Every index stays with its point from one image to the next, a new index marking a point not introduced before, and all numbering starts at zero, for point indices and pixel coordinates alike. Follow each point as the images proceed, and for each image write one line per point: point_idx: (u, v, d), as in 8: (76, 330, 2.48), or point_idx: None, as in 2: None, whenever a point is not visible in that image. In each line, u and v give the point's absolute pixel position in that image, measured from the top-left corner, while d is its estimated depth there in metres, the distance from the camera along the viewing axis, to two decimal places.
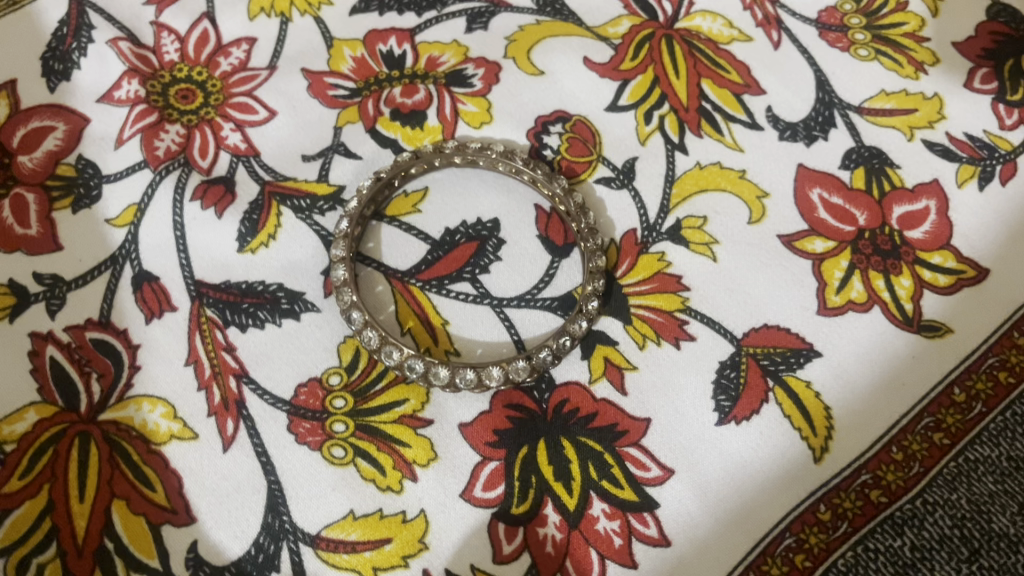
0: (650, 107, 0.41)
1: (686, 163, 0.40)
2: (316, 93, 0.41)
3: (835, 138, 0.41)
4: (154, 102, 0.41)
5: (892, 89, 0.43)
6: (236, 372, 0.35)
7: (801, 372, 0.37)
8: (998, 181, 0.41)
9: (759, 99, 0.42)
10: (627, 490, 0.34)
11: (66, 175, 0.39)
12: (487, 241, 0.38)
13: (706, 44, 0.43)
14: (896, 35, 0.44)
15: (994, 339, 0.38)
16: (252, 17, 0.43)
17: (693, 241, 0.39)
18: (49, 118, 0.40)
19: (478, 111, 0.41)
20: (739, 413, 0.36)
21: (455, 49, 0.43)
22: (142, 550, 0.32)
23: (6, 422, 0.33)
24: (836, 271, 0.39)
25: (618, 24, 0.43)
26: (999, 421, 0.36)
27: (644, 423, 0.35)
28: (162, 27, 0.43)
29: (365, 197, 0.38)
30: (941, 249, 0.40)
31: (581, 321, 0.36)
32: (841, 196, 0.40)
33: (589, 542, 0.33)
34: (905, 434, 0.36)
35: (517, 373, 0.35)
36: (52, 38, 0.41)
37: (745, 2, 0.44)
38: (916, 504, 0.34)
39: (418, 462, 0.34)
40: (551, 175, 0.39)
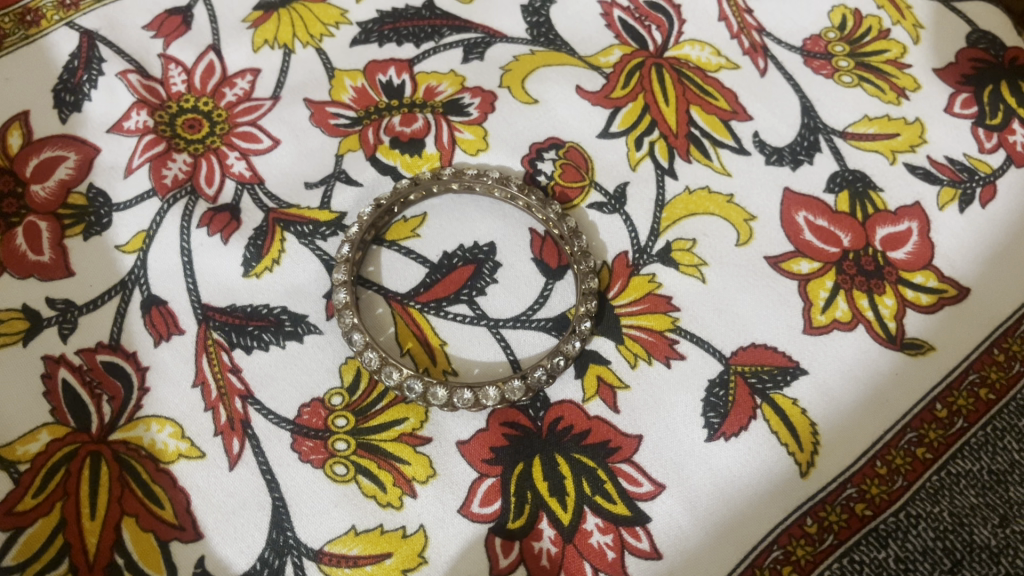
0: (641, 133, 0.43)
1: (675, 188, 0.42)
2: (318, 122, 0.43)
3: (820, 162, 0.43)
4: (162, 132, 0.42)
5: (875, 114, 0.44)
6: (242, 393, 0.36)
7: (787, 389, 0.38)
8: (978, 203, 0.42)
9: (746, 124, 0.43)
10: (619, 505, 0.35)
11: (78, 203, 0.40)
12: (483, 264, 0.40)
13: (694, 72, 0.45)
14: (878, 62, 0.46)
15: (974, 356, 0.39)
16: (256, 49, 0.45)
17: (682, 263, 0.40)
18: (61, 148, 0.41)
19: (474, 138, 0.42)
20: (728, 429, 0.37)
21: (452, 79, 0.44)
22: (151, 565, 0.33)
23: (20, 442, 0.35)
24: (821, 291, 0.40)
25: (609, 54, 0.45)
26: (980, 436, 0.37)
27: (635, 440, 0.37)
28: (169, 59, 0.44)
29: (366, 223, 0.39)
30: (923, 268, 0.41)
31: (575, 340, 0.37)
32: (826, 219, 0.41)
33: (583, 556, 0.35)
34: (889, 449, 0.37)
35: (513, 392, 0.36)
36: (63, 70, 0.43)
37: (732, 31, 0.46)
38: (900, 517, 0.36)
39: (417, 479, 0.35)
40: (545, 201, 0.40)
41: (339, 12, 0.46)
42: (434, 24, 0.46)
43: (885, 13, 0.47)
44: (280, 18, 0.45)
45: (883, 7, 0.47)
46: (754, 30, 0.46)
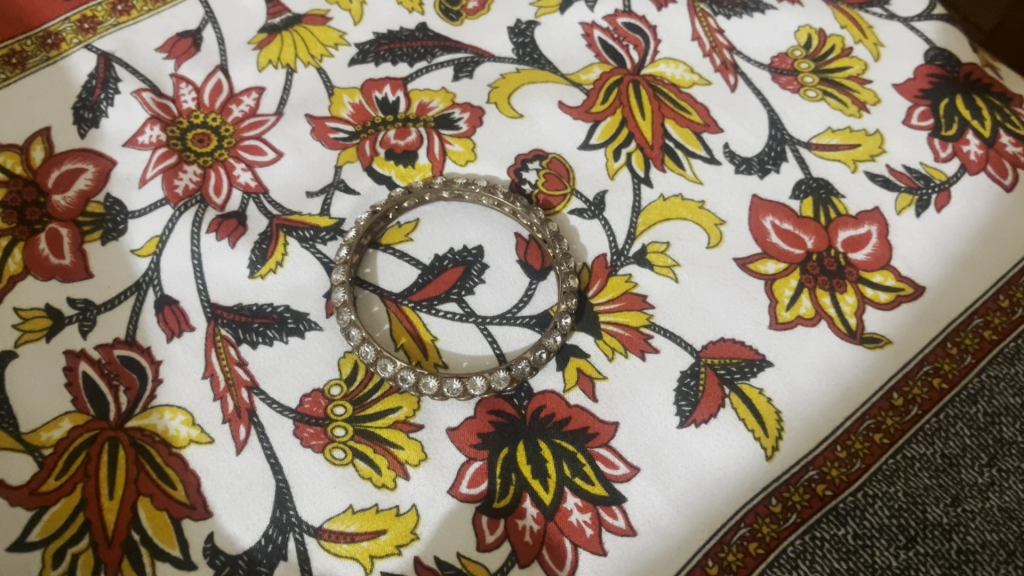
0: (619, 145, 0.46)
1: (651, 195, 0.45)
2: (319, 135, 0.46)
3: (786, 171, 0.46)
4: (174, 146, 0.46)
5: (838, 125, 0.47)
6: (248, 385, 0.39)
7: (754, 380, 0.41)
8: (933, 208, 0.45)
9: (716, 136, 0.47)
10: (597, 486, 0.38)
11: (96, 211, 0.43)
12: (472, 266, 0.43)
13: (669, 88, 0.48)
14: (841, 78, 0.49)
15: (928, 349, 0.42)
16: (261, 69, 0.48)
17: (657, 264, 0.43)
18: (80, 161, 0.45)
19: (463, 150, 0.46)
20: (698, 416, 0.40)
21: (444, 96, 0.47)
22: (165, 540, 0.36)
23: (44, 429, 0.38)
24: (786, 290, 0.43)
25: (589, 72, 0.48)
26: (934, 422, 0.40)
27: (612, 426, 0.39)
28: (180, 78, 0.48)
29: (362, 228, 0.42)
30: (882, 268, 0.44)
31: (556, 335, 0.40)
32: (791, 223, 0.45)
33: (563, 532, 0.37)
34: (848, 434, 0.40)
35: (499, 382, 0.39)
36: (82, 89, 0.46)
37: (705, 49, 0.49)
38: (858, 496, 0.38)
39: (410, 462, 0.38)
40: (529, 207, 0.43)
41: (338, 34, 0.49)
42: (427, 45, 0.49)
43: (848, 33, 0.50)
44: (283, 40, 0.49)
45: (846, 27, 0.51)
46: (725, 49, 0.49)
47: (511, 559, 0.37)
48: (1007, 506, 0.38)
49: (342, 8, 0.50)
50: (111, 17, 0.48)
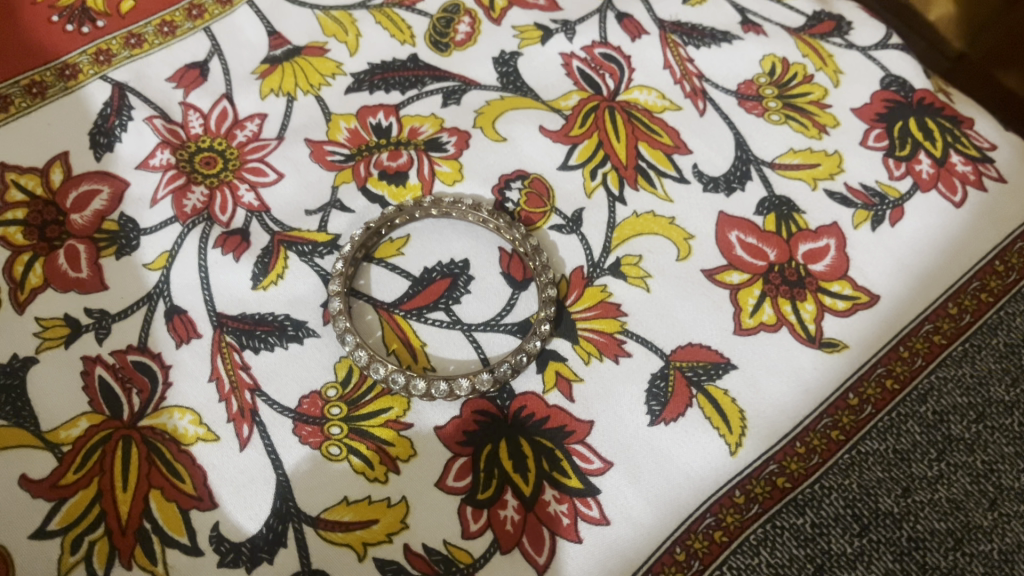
0: (595, 166, 0.50)
1: (625, 212, 0.48)
2: (317, 158, 0.49)
3: (751, 189, 0.49)
4: (183, 168, 0.49)
5: (799, 147, 0.51)
6: (251, 387, 0.42)
7: (719, 381, 0.44)
8: (887, 223, 0.49)
9: (686, 157, 0.50)
10: (573, 479, 0.41)
11: (111, 229, 0.47)
12: (458, 277, 0.46)
13: (642, 113, 0.52)
14: (803, 103, 0.53)
15: (882, 353, 0.45)
16: (264, 97, 0.52)
17: (630, 275, 0.46)
18: (96, 182, 0.48)
19: (451, 171, 0.49)
20: (668, 415, 0.43)
21: (433, 121, 0.51)
22: (174, 529, 0.39)
23: (63, 428, 0.41)
24: (749, 298, 0.46)
25: (568, 98, 0.52)
26: (886, 420, 0.43)
27: (588, 424, 0.43)
28: (189, 106, 0.51)
29: (357, 243, 0.46)
30: (840, 278, 0.47)
31: (536, 340, 0.44)
32: (755, 237, 0.48)
33: (542, 521, 0.40)
34: (807, 431, 0.43)
35: (483, 384, 0.42)
36: (98, 117, 0.50)
37: (675, 77, 0.53)
38: (815, 488, 0.42)
39: (400, 457, 0.41)
40: (511, 223, 0.47)
41: (335, 64, 0.53)
42: (417, 74, 0.53)
43: (809, 61, 0.54)
44: (284, 70, 0.53)
45: (807, 56, 0.55)
46: (695, 76, 0.53)
47: (493, 546, 0.40)
48: (953, 497, 0.42)
49: (338, 41, 0.54)
50: (125, 49, 0.52)
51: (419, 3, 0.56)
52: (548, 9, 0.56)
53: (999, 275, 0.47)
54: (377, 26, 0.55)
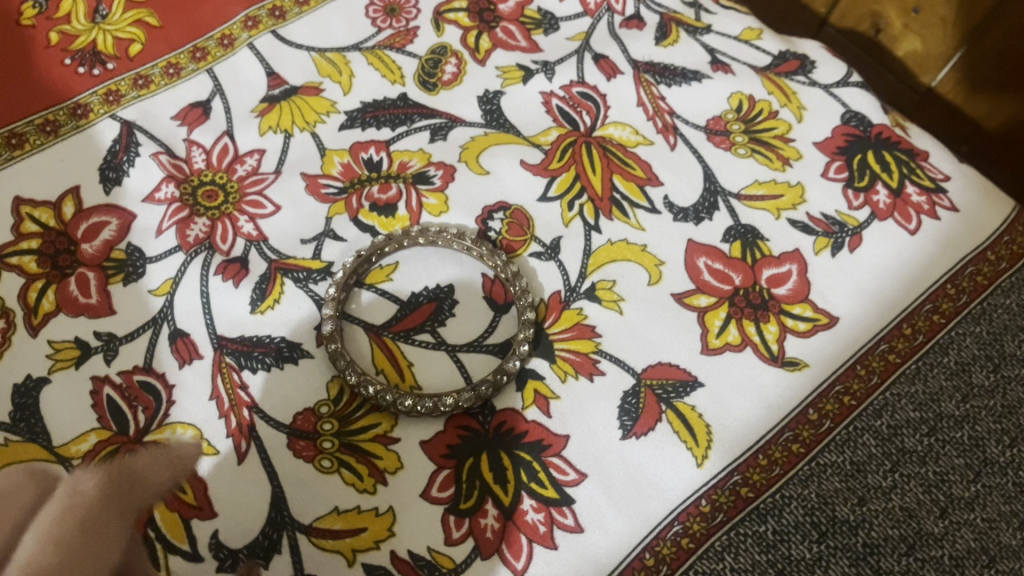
0: (573, 197, 0.53)
1: (600, 240, 0.52)
2: (312, 191, 0.53)
3: (718, 219, 0.53)
4: (186, 201, 0.52)
5: (764, 178, 0.54)
6: (248, 405, 0.45)
7: (687, 398, 0.47)
8: (847, 249, 0.52)
9: (658, 189, 0.54)
10: (550, 489, 0.44)
11: (119, 258, 0.50)
12: (444, 301, 0.49)
13: (617, 147, 0.55)
14: (768, 137, 0.56)
15: (841, 371, 0.48)
16: (262, 134, 0.55)
17: (605, 299, 0.50)
18: (106, 214, 0.51)
19: (437, 203, 0.53)
20: (639, 429, 0.46)
21: (421, 156, 0.55)
22: (176, 535, 0.42)
23: (74, 442, 0.44)
24: (716, 320, 0.49)
25: (548, 134, 0.56)
26: (844, 433, 0.47)
27: (564, 438, 0.45)
28: (192, 143, 0.55)
29: (349, 270, 0.49)
30: (801, 301, 0.50)
31: (515, 359, 0.47)
32: (722, 263, 0.51)
33: (520, 529, 0.43)
34: (770, 444, 0.46)
35: (465, 401, 0.45)
36: (107, 153, 0.53)
37: (648, 114, 0.57)
38: (777, 497, 0.45)
39: (388, 469, 0.44)
40: (493, 251, 0.50)
41: (329, 103, 0.57)
42: (407, 112, 0.57)
43: (774, 98, 0.58)
44: (282, 108, 0.56)
45: (773, 93, 0.58)
46: (666, 113, 0.57)
47: (474, 552, 0.43)
48: (906, 506, 0.45)
49: (333, 80, 0.58)
50: (133, 90, 0.56)
51: (408, 45, 0.60)
52: (530, 51, 0.60)
53: (951, 297, 0.51)
54: (370, 67, 0.58)
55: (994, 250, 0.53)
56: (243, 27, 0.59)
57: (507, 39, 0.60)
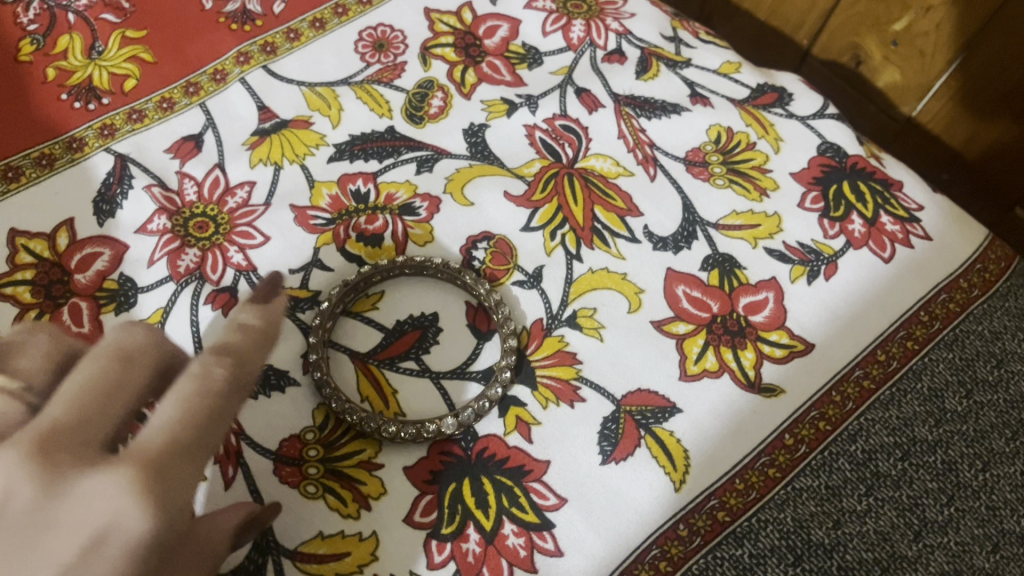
0: (555, 227, 0.54)
1: (581, 269, 0.53)
2: (300, 222, 0.54)
3: (697, 248, 0.54)
4: (178, 232, 0.53)
5: (741, 209, 0.56)
6: (236, 432, 0.46)
7: (666, 423, 0.48)
8: (823, 276, 0.53)
9: (637, 219, 0.55)
10: (530, 514, 0.45)
11: (111, 288, 0.51)
12: (428, 329, 0.50)
13: (598, 179, 0.57)
14: (746, 168, 0.58)
15: (817, 397, 0.50)
16: (253, 166, 0.57)
17: (585, 326, 0.51)
18: (99, 246, 0.52)
19: (423, 233, 0.54)
20: (618, 454, 0.47)
21: (407, 187, 0.56)
22: None
23: None
24: (694, 347, 0.51)
25: (531, 165, 0.57)
26: (819, 458, 0.48)
27: (544, 464, 0.46)
28: (184, 175, 0.56)
29: (335, 299, 0.50)
30: (778, 328, 0.52)
31: (498, 386, 0.48)
32: (700, 290, 0.53)
33: (501, 554, 0.44)
34: (746, 469, 0.47)
35: (447, 427, 0.46)
36: (101, 186, 0.55)
37: (629, 146, 0.58)
38: (752, 521, 0.45)
39: (372, 495, 0.45)
40: (477, 279, 0.51)
41: (318, 136, 0.58)
42: (394, 144, 0.58)
43: (752, 130, 0.60)
44: (272, 141, 0.58)
45: (750, 125, 0.60)
46: (646, 145, 0.58)
47: None
48: (880, 530, 0.45)
49: (323, 114, 0.59)
50: (127, 124, 0.58)
51: (396, 79, 0.61)
52: (514, 85, 0.62)
53: (924, 324, 0.52)
54: (358, 101, 0.60)
55: (966, 277, 0.55)
56: (236, 63, 0.61)
57: (492, 74, 0.62)
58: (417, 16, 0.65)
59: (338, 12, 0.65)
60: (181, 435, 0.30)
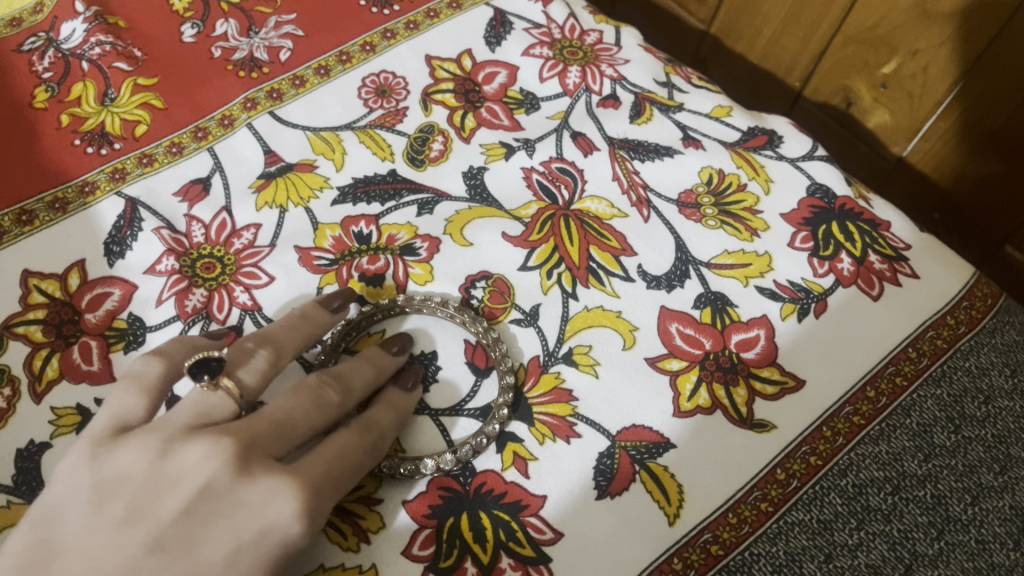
0: (551, 267, 0.56)
1: (577, 307, 0.54)
2: (304, 263, 0.56)
3: (689, 286, 0.56)
4: (185, 272, 0.55)
5: (732, 248, 0.57)
6: None
7: (660, 458, 0.49)
8: (812, 314, 0.55)
9: (632, 259, 0.57)
10: (526, 547, 0.45)
11: (120, 327, 0.52)
12: (427, 368, 0.52)
13: (593, 220, 0.58)
14: (737, 209, 0.59)
15: (808, 432, 0.51)
16: (259, 208, 0.58)
17: (581, 363, 0.52)
18: (109, 286, 0.54)
19: (423, 273, 0.56)
20: (614, 489, 0.48)
21: (408, 228, 0.58)
22: None
23: None
24: (687, 383, 0.52)
25: (528, 207, 0.59)
26: (810, 492, 0.48)
27: (541, 498, 0.47)
28: (192, 218, 0.58)
29: (337, 336, 0.51)
30: (769, 365, 0.53)
31: (495, 423, 0.49)
32: (693, 328, 0.54)
33: None
34: (739, 503, 0.48)
35: (446, 463, 0.48)
36: (112, 228, 0.56)
37: (623, 188, 0.60)
38: (745, 555, 0.46)
39: (371, 528, 0.46)
40: (475, 317, 0.53)
41: (323, 179, 0.60)
42: (396, 187, 0.60)
43: (743, 172, 0.61)
44: (278, 185, 0.59)
45: (741, 167, 0.62)
46: (640, 187, 0.60)
47: None
48: (872, 563, 0.46)
49: (327, 158, 0.61)
50: (138, 168, 0.59)
51: (398, 124, 0.63)
52: (512, 129, 0.64)
53: (912, 360, 0.54)
54: (361, 145, 0.62)
55: (953, 313, 0.56)
56: (243, 109, 0.63)
57: (491, 118, 0.64)
58: (418, 63, 0.67)
59: (342, 59, 0.67)
60: (334, 466, 0.42)
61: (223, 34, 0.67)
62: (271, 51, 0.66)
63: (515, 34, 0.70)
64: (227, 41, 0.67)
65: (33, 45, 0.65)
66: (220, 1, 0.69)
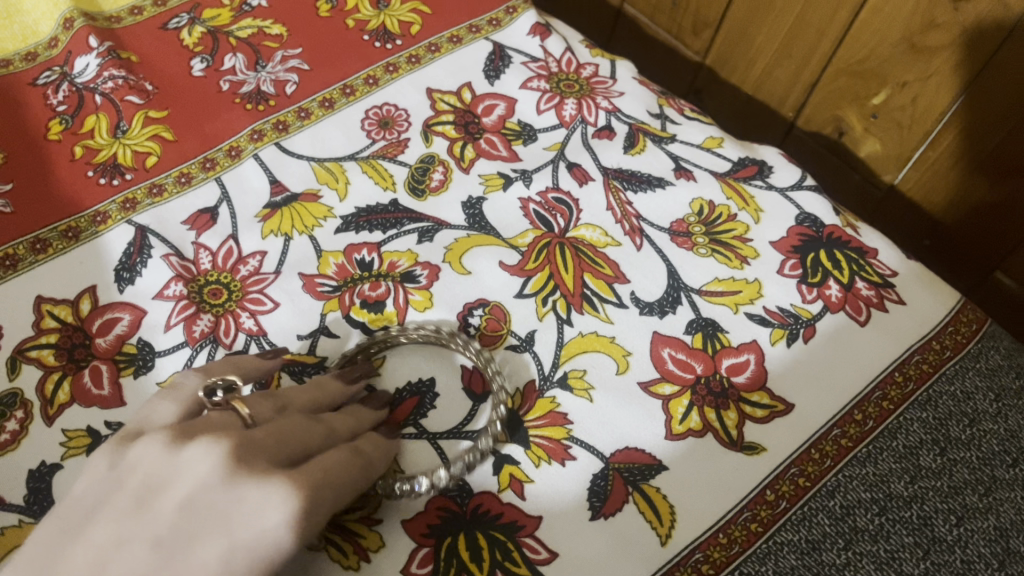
0: (547, 293, 0.58)
1: (571, 332, 0.56)
2: (308, 289, 0.58)
3: (681, 312, 0.57)
4: (193, 298, 0.57)
5: (723, 276, 0.59)
6: None
7: (652, 480, 0.50)
8: (801, 340, 0.57)
9: (625, 286, 0.58)
10: (522, 566, 0.47)
11: (130, 351, 0.54)
12: (426, 393, 0.53)
13: (588, 248, 0.60)
14: (727, 238, 0.61)
15: (797, 454, 0.52)
16: (264, 237, 0.60)
17: (576, 387, 0.54)
18: (119, 311, 0.56)
19: (422, 299, 0.57)
20: (607, 510, 0.49)
21: (409, 256, 0.60)
22: None
23: None
24: (679, 407, 0.53)
25: (525, 235, 0.61)
26: (799, 513, 0.49)
27: (536, 519, 0.49)
28: (200, 245, 0.59)
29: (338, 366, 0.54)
30: (758, 389, 0.54)
31: (489, 439, 0.51)
32: (684, 353, 0.55)
33: None
34: (729, 524, 0.49)
35: (439, 480, 0.49)
36: (122, 256, 0.58)
37: (617, 218, 0.62)
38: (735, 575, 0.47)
39: (371, 547, 0.47)
40: (467, 341, 0.55)
41: (327, 208, 0.62)
42: (397, 216, 0.62)
43: (733, 202, 0.63)
44: (283, 214, 0.61)
45: (731, 198, 0.64)
46: (633, 216, 0.62)
47: None
48: None
49: (331, 188, 0.63)
50: (148, 198, 0.61)
51: (400, 155, 0.65)
52: (510, 160, 0.66)
53: (898, 384, 0.55)
54: (364, 175, 0.64)
55: (938, 339, 0.58)
56: (250, 140, 0.65)
57: (489, 149, 0.66)
58: (419, 96, 0.69)
59: (346, 92, 0.69)
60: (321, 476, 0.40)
61: (231, 68, 0.69)
62: (277, 84, 0.69)
63: (513, 68, 0.72)
64: (234, 74, 0.69)
65: (48, 79, 0.67)
66: (228, 36, 0.72)
